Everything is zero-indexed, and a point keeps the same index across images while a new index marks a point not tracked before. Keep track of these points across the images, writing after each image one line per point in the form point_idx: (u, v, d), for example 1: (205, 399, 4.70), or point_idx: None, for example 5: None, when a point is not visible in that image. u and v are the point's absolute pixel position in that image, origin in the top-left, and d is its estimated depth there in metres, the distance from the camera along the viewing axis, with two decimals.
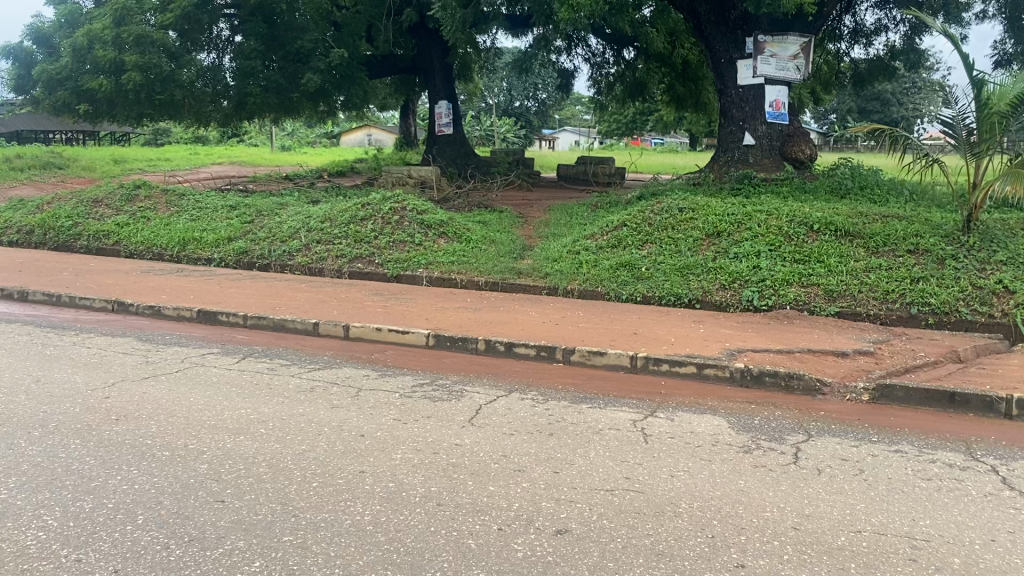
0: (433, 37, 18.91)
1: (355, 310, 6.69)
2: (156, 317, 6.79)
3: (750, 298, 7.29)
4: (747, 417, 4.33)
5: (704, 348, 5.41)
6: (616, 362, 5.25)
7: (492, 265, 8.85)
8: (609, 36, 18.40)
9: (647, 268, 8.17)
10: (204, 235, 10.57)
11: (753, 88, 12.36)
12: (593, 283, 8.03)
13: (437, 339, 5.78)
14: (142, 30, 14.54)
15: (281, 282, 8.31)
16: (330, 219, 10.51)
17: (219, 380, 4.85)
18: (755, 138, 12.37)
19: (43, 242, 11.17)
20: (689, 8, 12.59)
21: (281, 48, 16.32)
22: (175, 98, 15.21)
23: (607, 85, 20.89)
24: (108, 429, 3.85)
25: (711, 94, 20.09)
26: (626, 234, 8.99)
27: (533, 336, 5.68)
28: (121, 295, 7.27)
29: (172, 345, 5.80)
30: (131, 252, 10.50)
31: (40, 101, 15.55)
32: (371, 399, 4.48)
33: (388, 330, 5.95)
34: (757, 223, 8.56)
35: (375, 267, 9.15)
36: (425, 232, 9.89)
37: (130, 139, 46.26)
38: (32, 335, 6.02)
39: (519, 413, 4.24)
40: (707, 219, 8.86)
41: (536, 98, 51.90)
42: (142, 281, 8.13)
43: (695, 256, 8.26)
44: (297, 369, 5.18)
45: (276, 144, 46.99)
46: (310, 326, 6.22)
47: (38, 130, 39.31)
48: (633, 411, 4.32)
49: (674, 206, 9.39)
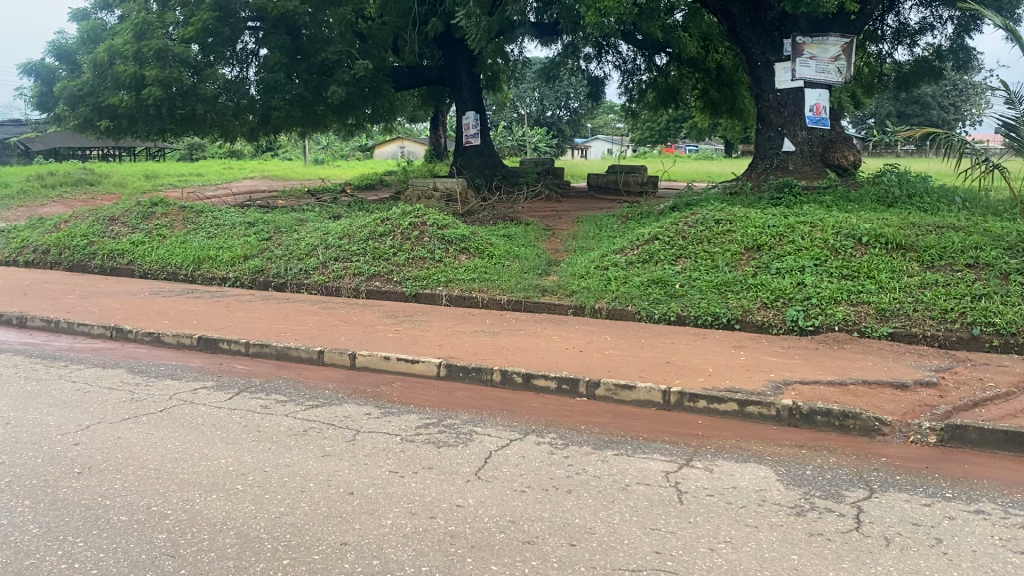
0: (460, 47, 18.48)
1: (364, 335, 6.21)
2: (156, 344, 6.39)
3: (795, 317, 6.71)
4: (798, 467, 3.76)
5: (746, 380, 4.84)
6: (647, 397, 4.69)
7: (516, 283, 8.35)
8: (641, 43, 17.84)
9: (681, 285, 7.61)
10: (219, 254, 10.21)
11: (792, 92, 11.76)
12: (623, 301, 7.49)
13: (449, 369, 5.27)
14: (162, 44, 14.34)
15: (293, 304, 7.88)
16: (349, 235, 10.08)
17: (204, 420, 4.40)
18: (794, 144, 11.77)
19: (59, 262, 10.90)
20: (724, 9, 12.14)
21: (305, 61, 15.96)
22: (196, 112, 14.97)
23: (640, 92, 20.31)
24: (65, 487, 3.40)
25: (747, 99, 19.38)
26: (659, 248, 8.43)
27: (555, 366, 5.14)
28: (122, 320, 6.88)
29: (165, 378, 5.37)
30: (145, 272, 10.17)
31: (62, 118, 15.38)
32: (369, 444, 3.98)
33: (397, 358, 5.46)
34: (801, 236, 7.96)
35: (393, 286, 8.71)
36: (446, 248, 9.41)
37: (167, 154, 46.74)
38: (19, 367, 5.63)
39: (534, 462, 3.71)
40: (746, 231, 8.26)
41: (568, 108, 51.37)
42: (149, 304, 7.75)
43: (733, 271, 7.67)
44: (293, 406, 4.70)
45: (309, 157, 47.09)
46: (314, 353, 5.75)
47: (76, 146, 39.87)
48: (666, 460, 3.78)
49: (710, 217, 8.79)
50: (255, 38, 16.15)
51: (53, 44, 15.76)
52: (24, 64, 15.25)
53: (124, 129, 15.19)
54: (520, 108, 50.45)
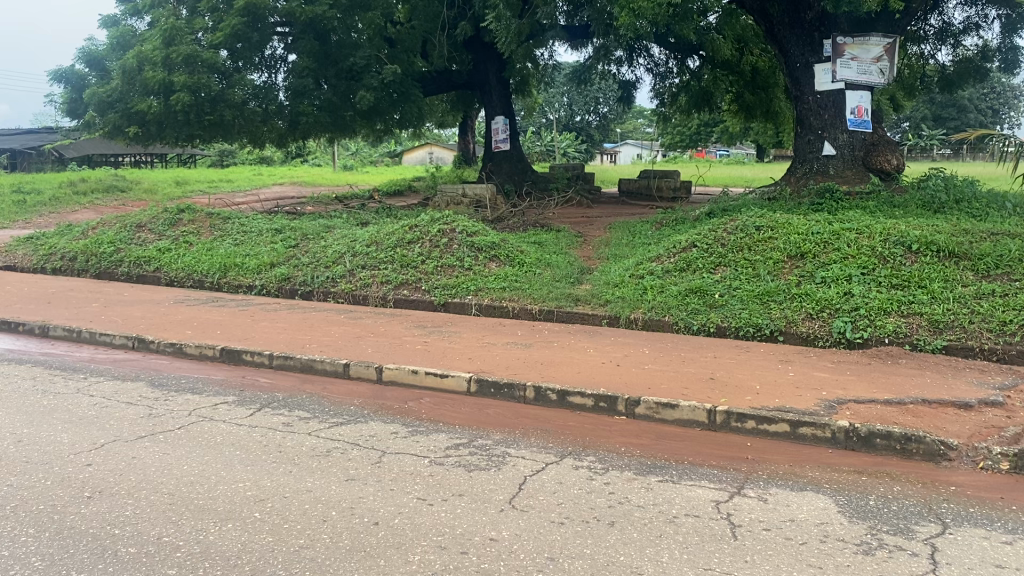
0: (489, 51, 18.28)
1: (390, 347, 5.99)
2: (178, 355, 6.21)
3: (843, 329, 6.39)
4: (860, 496, 3.46)
5: (797, 399, 4.54)
6: (691, 417, 4.41)
7: (548, 292, 8.09)
8: (673, 46, 17.54)
9: (721, 294, 7.31)
10: (246, 261, 10.06)
11: (833, 93, 11.42)
12: (660, 311, 7.22)
13: (479, 385, 5.01)
14: (191, 49, 14.30)
15: (319, 314, 7.68)
16: (377, 242, 9.88)
17: (223, 439, 4.18)
18: (835, 147, 11.41)
19: (85, 269, 10.81)
20: (761, 10, 11.81)
21: (333, 66, 15.84)
22: (225, 118, 14.90)
23: (672, 95, 19.98)
24: (72, 514, 3.18)
25: (783, 102, 18.99)
26: (697, 255, 8.13)
27: (591, 382, 4.86)
28: (144, 330, 6.71)
29: (185, 392, 5.17)
30: (171, 279, 10.05)
31: (92, 125, 15.39)
32: (395, 467, 3.74)
33: (425, 373, 5.21)
34: (847, 243, 7.62)
35: (421, 295, 8.49)
36: (475, 256, 9.18)
37: (198, 161, 47.11)
38: (37, 379, 5.47)
39: (573, 490, 3.45)
40: (788, 238, 7.94)
41: (597, 112, 50.96)
42: (173, 313, 7.59)
43: (776, 280, 7.35)
44: (316, 423, 4.47)
45: (338, 163, 47.21)
46: (340, 367, 5.52)
47: (109, 153, 40.29)
48: (715, 489, 3.50)
49: (750, 224, 8.47)
50: (284, 44, 16.07)
51: (83, 51, 15.79)
52: (54, 70, 15.28)
53: (153, 135, 15.17)
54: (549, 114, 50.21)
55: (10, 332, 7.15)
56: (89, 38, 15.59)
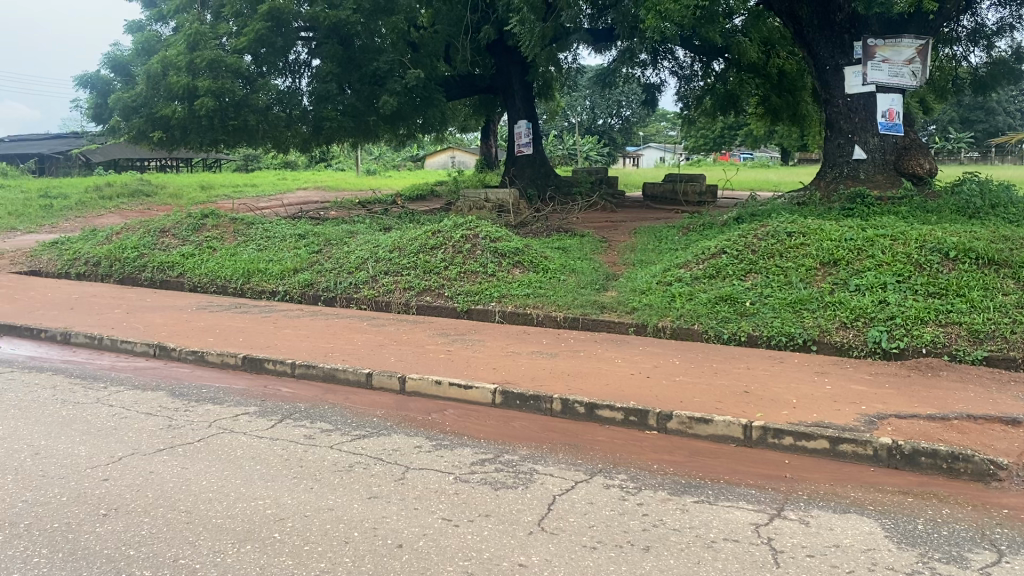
0: (513, 55, 18.17)
1: (414, 356, 5.87)
2: (199, 363, 6.12)
3: (878, 338, 6.20)
4: (907, 520, 3.29)
5: (835, 414, 4.37)
6: (725, 433, 4.26)
7: (573, 299, 7.95)
8: (698, 48, 17.35)
9: (751, 302, 7.15)
10: (268, 266, 10.00)
11: (864, 97, 11.17)
12: (689, 319, 7.06)
13: (505, 397, 4.88)
14: (215, 54, 14.31)
15: (342, 320, 7.58)
16: (400, 248, 9.78)
17: (243, 452, 4.07)
18: (866, 151, 11.16)
19: (109, 274, 10.81)
20: (790, 12, 11.60)
21: (357, 70, 15.80)
22: (248, 123, 14.90)
23: (697, 98, 19.77)
24: (87, 533, 3.08)
25: (810, 105, 18.73)
26: (726, 262, 7.95)
27: (620, 395, 4.72)
28: (166, 337, 6.64)
29: (206, 401, 5.08)
30: (194, 285, 10.01)
31: (117, 130, 15.46)
32: (419, 484, 3.60)
33: (450, 383, 5.08)
34: (881, 250, 7.42)
35: (444, 301, 8.37)
36: (499, 262, 9.05)
37: (222, 165, 47.40)
38: (58, 388, 5.40)
39: (605, 511, 3.30)
40: (821, 244, 7.74)
41: (620, 116, 50.63)
42: (195, 319, 7.52)
43: (808, 288, 7.17)
44: (338, 436, 4.35)
45: (361, 167, 47.30)
46: (362, 376, 5.40)
47: (135, 158, 40.61)
48: (754, 511, 3.34)
49: (780, 229, 8.28)
50: (308, 48, 16.05)
51: (108, 57, 15.86)
52: (80, 76, 15.35)
53: (177, 140, 15.20)
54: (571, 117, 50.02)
55: (33, 338, 7.11)
56: (115, 43, 15.66)
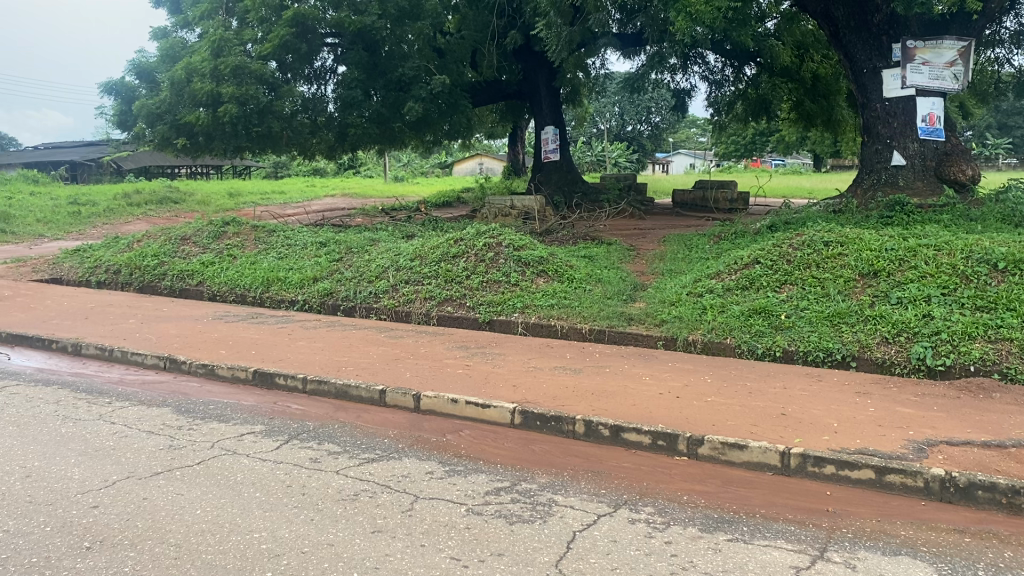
0: (540, 60, 17.92)
1: (431, 372, 5.59)
2: (209, 377, 5.91)
3: (922, 355, 5.86)
4: (967, 565, 2.95)
5: (881, 441, 4.03)
6: (761, 460, 3.94)
7: (599, 310, 7.65)
8: (729, 53, 17.00)
9: (787, 316, 6.82)
10: (288, 275, 9.81)
11: (903, 100, 10.78)
12: (721, 333, 6.75)
13: (524, 417, 4.59)
14: (239, 61, 14.22)
15: (359, 332, 7.34)
16: (421, 256, 9.54)
17: (244, 477, 3.82)
18: (905, 157, 10.74)
19: (130, 282, 10.70)
20: (826, 13, 11.25)
21: (382, 76, 15.61)
22: (272, 130, 14.79)
23: (728, 103, 19.38)
24: (66, 570, 2.85)
25: (845, 110, 18.23)
26: (760, 273, 7.62)
27: (647, 417, 4.41)
28: (177, 350, 6.44)
29: (212, 419, 4.85)
30: (213, 294, 9.85)
31: (142, 137, 15.42)
32: (428, 516, 3.33)
33: (466, 402, 4.80)
34: (924, 261, 7.04)
35: (466, 312, 8.12)
36: (522, 271, 8.77)
37: (252, 172, 47.67)
38: (61, 403, 5.21)
39: (629, 551, 3.00)
40: (860, 254, 7.37)
41: (649, 122, 49.92)
42: (209, 330, 7.33)
43: (847, 300, 6.82)
44: (345, 459, 4.09)
45: (389, 174, 47.34)
46: (376, 393, 5.13)
47: (166, 165, 40.93)
48: (794, 551, 3.02)
49: (817, 239, 7.91)
50: (333, 55, 15.90)
51: (134, 64, 15.85)
52: (105, 83, 15.33)
53: (201, 147, 15.14)
54: (600, 124, 49.66)
55: (44, 349, 6.96)
56: (140, 50, 15.64)
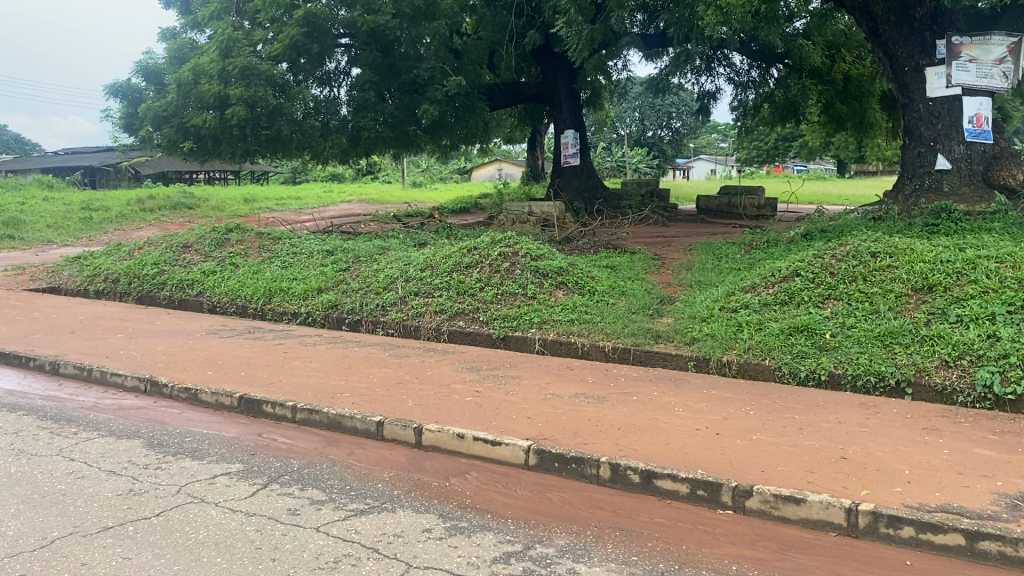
0: (560, 62, 17.33)
1: (434, 399, 4.98)
2: (192, 402, 5.35)
3: (988, 382, 5.20)
4: None
5: (967, 496, 3.38)
6: (823, 517, 3.31)
7: (623, 326, 7.02)
8: (756, 54, 16.35)
9: (832, 334, 6.17)
10: (292, 285, 9.25)
11: (948, 101, 10.08)
12: (759, 353, 6.12)
13: (540, 458, 3.98)
14: (248, 62, 13.73)
15: (361, 350, 6.76)
16: (432, 266, 8.94)
17: (206, 535, 3.21)
18: (950, 161, 10.01)
19: (128, 292, 10.21)
20: (864, 8, 10.57)
21: (396, 78, 15.07)
22: (283, 134, 14.27)
23: (755, 107, 18.69)
24: None
25: (877, 113, 17.48)
26: (800, 287, 6.95)
27: (682, 460, 3.79)
28: (162, 370, 5.87)
29: (184, 455, 4.26)
30: (213, 305, 9.32)
31: (149, 141, 14.98)
32: None
33: (474, 438, 4.19)
34: (986, 274, 6.36)
35: (479, 326, 7.52)
36: (540, 283, 8.15)
37: (270, 177, 47.44)
38: (21, 433, 4.65)
39: None
40: (912, 266, 6.69)
41: (670, 127, 49.22)
42: (200, 347, 6.77)
43: (899, 318, 6.15)
44: (330, 511, 3.49)
45: (408, 180, 46.90)
46: (372, 425, 4.53)
47: (183, 171, 40.73)
48: None
49: (863, 248, 7.22)
50: (347, 56, 15.38)
51: (141, 66, 15.41)
52: (110, 85, 14.90)
53: (210, 151, 14.66)
54: (620, 129, 49.02)
55: (21, 367, 6.43)
56: (148, 52, 15.20)
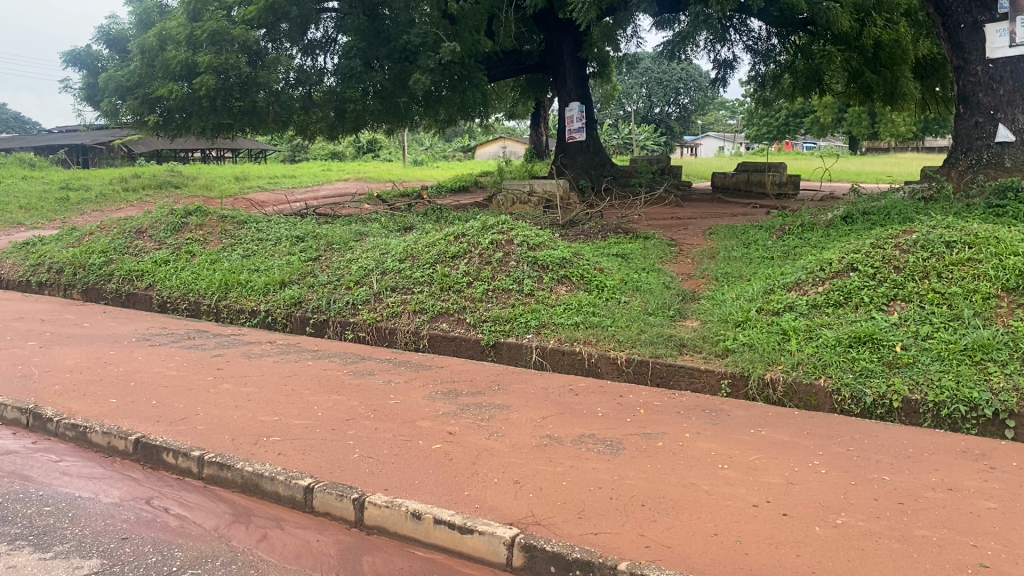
0: (565, 28, 15.91)
1: (391, 447, 3.69)
2: (81, 444, 4.08)
3: None
4: None
5: None
6: None
7: (639, 331, 5.72)
8: (776, 21, 14.83)
9: (903, 345, 4.84)
10: (251, 278, 7.97)
11: (1013, 61, 8.67)
12: (811, 370, 4.82)
13: (528, 558, 2.71)
14: (219, 25, 12.37)
15: (316, 364, 5.48)
16: (413, 257, 7.62)
17: None
18: (1014, 131, 8.65)
19: (72, 284, 8.97)
20: None
21: (386, 44, 13.64)
22: (258, 104, 12.90)
23: (775, 77, 17.25)
24: None
25: (910, 83, 15.98)
26: (858, 285, 5.63)
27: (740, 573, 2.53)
28: (56, 397, 4.61)
29: (25, 544, 2.98)
30: (163, 301, 8.06)
31: (113, 113, 13.65)
32: None
33: (435, 521, 2.92)
34: None
35: (465, 331, 6.24)
36: (539, 276, 6.83)
37: (267, 155, 46.06)
38: None
39: None
40: (1003, 260, 5.36)
41: (677, 104, 47.60)
42: (120, 360, 5.51)
43: (989, 327, 4.84)
44: None
45: (410, 158, 45.42)
46: (299, 493, 3.27)
47: (177, 149, 39.38)
48: None
49: (934, 236, 5.89)
50: (332, 23, 14.03)
51: (104, 32, 14.09)
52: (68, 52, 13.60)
53: (178, 126, 13.33)
54: (627, 106, 47.46)
55: None
56: (111, 17, 13.86)
